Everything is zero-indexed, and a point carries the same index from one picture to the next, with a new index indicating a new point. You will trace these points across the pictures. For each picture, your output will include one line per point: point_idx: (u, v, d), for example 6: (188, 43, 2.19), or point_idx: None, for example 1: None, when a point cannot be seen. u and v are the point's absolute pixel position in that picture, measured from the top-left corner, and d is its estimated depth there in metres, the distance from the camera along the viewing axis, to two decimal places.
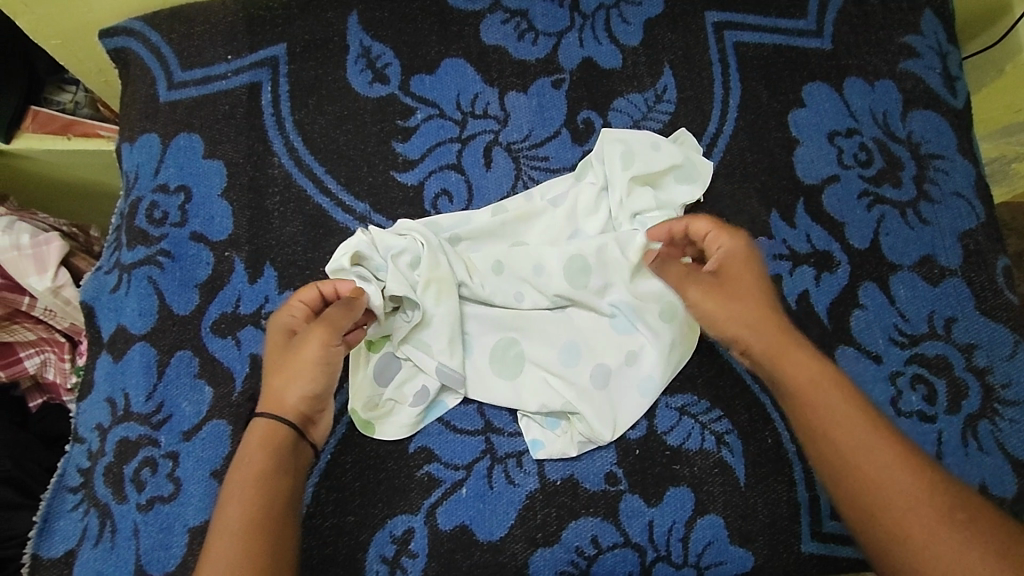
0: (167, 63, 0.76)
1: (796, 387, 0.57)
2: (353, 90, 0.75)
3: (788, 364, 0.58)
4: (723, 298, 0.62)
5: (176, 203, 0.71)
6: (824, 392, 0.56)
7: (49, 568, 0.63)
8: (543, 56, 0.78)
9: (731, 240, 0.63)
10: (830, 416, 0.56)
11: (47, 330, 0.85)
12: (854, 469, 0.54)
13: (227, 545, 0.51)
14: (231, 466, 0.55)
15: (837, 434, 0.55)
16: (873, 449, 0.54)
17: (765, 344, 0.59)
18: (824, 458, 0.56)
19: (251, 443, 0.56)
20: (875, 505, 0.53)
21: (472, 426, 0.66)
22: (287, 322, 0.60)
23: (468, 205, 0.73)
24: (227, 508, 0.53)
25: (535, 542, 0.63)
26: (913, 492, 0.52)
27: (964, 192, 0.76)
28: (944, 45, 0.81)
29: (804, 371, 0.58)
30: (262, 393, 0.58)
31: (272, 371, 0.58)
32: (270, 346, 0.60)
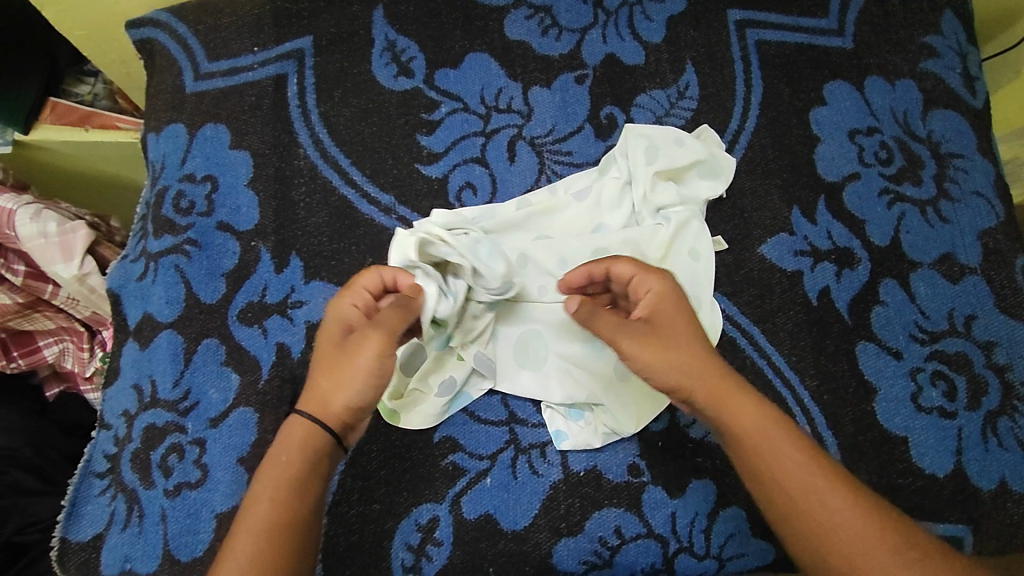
0: (194, 54, 0.76)
1: (739, 433, 0.54)
2: (378, 83, 0.76)
3: (731, 409, 0.55)
4: (659, 346, 0.57)
5: (203, 192, 0.72)
6: (769, 435, 0.53)
7: (77, 551, 0.64)
8: (566, 52, 0.78)
9: (659, 281, 0.59)
10: (777, 460, 0.53)
11: (67, 319, 0.85)
12: (804, 515, 0.51)
13: (250, 543, 0.49)
14: (264, 460, 0.53)
15: (785, 478, 0.52)
16: (820, 491, 0.51)
17: (706, 390, 0.55)
18: (773, 505, 0.52)
19: (287, 440, 0.53)
20: (827, 553, 0.50)
21: (497, 417, 0.67)
22: (343, 318, 0.57)
23: (492, 198, 0.73)
24: (254, 505, 0.51)
25: (559, 532, 0.64)
26: (866, 535, 0.50)
27: (984, 191, 0.77)
28: (964, 45, 0.82)
29: (745, 415, 0.54)
30: (309, 388, 0.55)
31: (323, 370, 0.55)
32: (324, 340, 0.57)
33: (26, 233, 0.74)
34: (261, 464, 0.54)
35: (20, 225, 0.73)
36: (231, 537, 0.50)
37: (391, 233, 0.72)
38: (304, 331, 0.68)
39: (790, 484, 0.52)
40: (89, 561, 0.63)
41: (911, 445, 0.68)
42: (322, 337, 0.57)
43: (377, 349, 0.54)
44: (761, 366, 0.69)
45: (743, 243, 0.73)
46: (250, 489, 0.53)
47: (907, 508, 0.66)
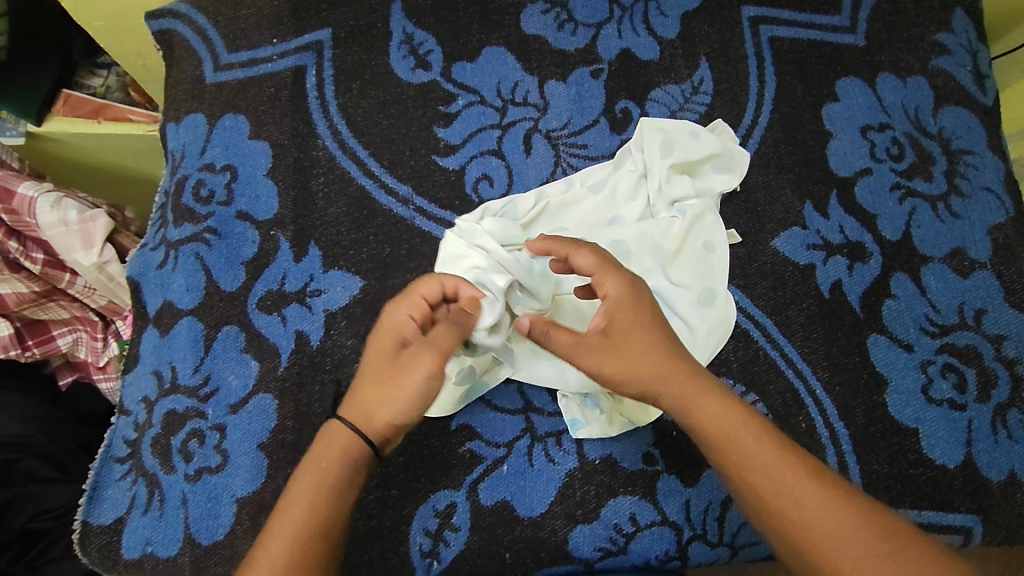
0: (213, 45, 0.77)
1: (709, 436, 0.55)
2: (396, 75, 0.77)
3: (699, 412, 0.55)
4: (619, 359, 0.56)
5: (222, 182, 0.73)
6: (740, 434, 0.54)
7: (99, 534, 0.64)
8: (582, 46, 0.79)
9: (616, 284, 0.58)
10: (751, 459, 0.54)
11: (81, 309, 0.86)
12: (778, 510, 0.52)
13: (281, 547, 0.50)
14: (304, 462, 0.54)
15: (756, 476, 0.53)
16: (793, 486, 0.52)
17: (671, 394, 0.56)
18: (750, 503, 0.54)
19: (327, 446, 0.54)
20: (803, 545, 0.51)
21: (513, 405, 0.67)
22: (399, 328, 0.56)
23: (508, 190, 0.74)
24: (290, 509, 0.52)
25: (574, 519, 0.65)
26: (841, 526, 0.51)
27: (994, 187, 0.78)
28: (975, 44, 0.83)
29: (714, 419, 0.55)
30: (353, 395, 0.55)
31: (370, 380, 0.54)
32: (377, 349, 0.56)
33: (46, 220, 0.75)
34: (300, 465, 0.54)
35: (41, 213, 0.75)
36: (263, 538, 0.52)
37: (407, 223, 0.72)
38: (322, 319, 0.69)
39: (763, 481, 0.53)
40: (110, 544, 0.64)
41: (923, 436, 0.69)
42: (374, 344, 0.56)
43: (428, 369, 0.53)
44: (774, 358, 0.70)
45: (756, 237, 0.74)
46: (286, 490, 0.54)
47: (917, 498, 0.67)
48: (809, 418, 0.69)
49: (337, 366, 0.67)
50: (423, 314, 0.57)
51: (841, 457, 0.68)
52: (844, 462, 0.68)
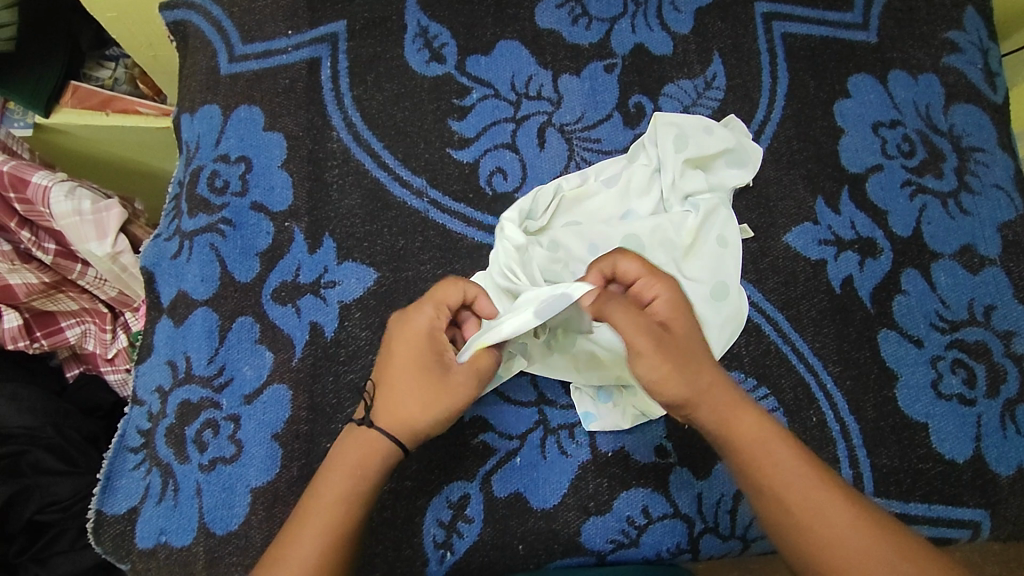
0: (228, 36, 0.77)
1: (740, 449, 0.54)
2: (410, 68, 0.77)
3: (733, 425, 0.54)
4: (669, 358, 0.53)
5: (237, 172, 0.73)
6: (770, 448, 0.54)
7: (113, 524, 0.65)
8: (596, 41, 0.79)
9: (665, 287, 0.57)
10: (777, 476, 0.53)
11: (90, 301, 0.85)
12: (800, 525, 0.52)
13: (303, 557, 0.50)
14: (336, 461, 0.54)
15: (782, 493, 0.53)
16: (817, 504, 0.52)
17: (708, 405, 0.54)
18: (771, 513, 0.53)
19: (353, 449, 0.54)
20: (818, 559, 0.51)
21: (526, 398, 0.68)
22: (432, 339, 0.56)
23: (522, 183, 0.74)
24: (324, 509, 0.52)
25: (587, 510, 0.65)
26: (861, 545, 0.51)
27: (1004, 185, 0.78)
28: (985, 42, 0.84)
29: (748, 430, 0.54)
30: (387, 402, 0.55)
31: (409, 391, 0.54)
32: (416, 360, 0.55)
33: (61, 211, 0.75)
34: (327, 465, 0.54)
35: (55, 203, 0.74)
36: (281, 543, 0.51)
37: (421, 215, 0.73)
38: (337, 311, 0.69)
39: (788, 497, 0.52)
40: (124, 533, 0.64)
41: (932, 431, 0.69)
42: (405, 354, 0.55)
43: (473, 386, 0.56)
44: (786, 353, 0.70)
45: (767, 232, 0.74)
46: (316, 491, 0.53)
47: (927, 492, 0.68)
48: (820, 413, 0.69)
49: (352, 358, 0.68)
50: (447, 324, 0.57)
51: (852, 451, 0.68)
52: (854, 456, 0.68)
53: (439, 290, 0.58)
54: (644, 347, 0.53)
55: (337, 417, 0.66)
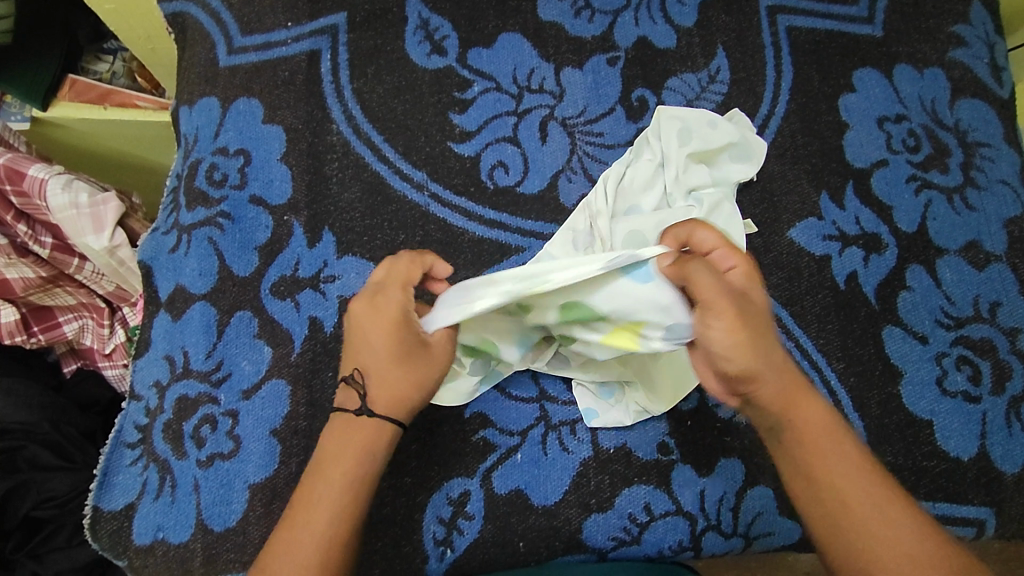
0: (227, 28, 0.76)
1: (801, 439, 0.51)
2: (412, 60, 0.76)
3: (798, 413, 0.51)
4: (743, 324, 0.49)
5: (235, 165, 0.72)
6: (830, 442, 0.51)
7: (109, 520, 0.64)
8: (599, 33, 0.78)
9: (743, 262, 0.54)
10: (838, 475, 0.50)
11: (88, 295, 0.84)
12: (858, 529, 0.48)
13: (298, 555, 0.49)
14: (331, 458, 0.52)
15: (841, 492, 0.49)
16: (878, 512, 0.48)
17: (774, 386, 0.50)
18: (824, 512, 0.49)
19: (351, 447, 0.52)
20: (869, 566, 0.47)
21: (527, 393, 0.67)
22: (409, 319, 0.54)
23: (524, 176, 0.74)
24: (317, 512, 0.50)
25: (588, 508, 0.64)
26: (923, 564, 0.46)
27: (1009, 180, 0.78)
28: (992, 36, 0.83)
29: (812, 418, 0.51)
30: (379, 387, 0.53)
31: (401, 373, 0.54)
32: (393, 340, 0.53)
33: (57, 203, 0.74)
34: (319, 462, 0.52)
35: (52, 196, 0.74)
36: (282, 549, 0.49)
37: (422, 209, 0.72)
38: (336, 305, 0.68)
39: (846, 498, 0.49)
40: (121, 530, 0.63)
41: (936, 428, 0.69)
42: (385, 339, 0.54)
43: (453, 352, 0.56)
44: (789, 349, 0.70)
45: (771, 227, 0.73)
46: (313, 487, 0.51)
47: (931, 490, 0.67)
48: None
49: None
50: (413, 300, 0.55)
51: None
52: None
53: (401, 270, 0.56)
54: (720, 307, 0.48)
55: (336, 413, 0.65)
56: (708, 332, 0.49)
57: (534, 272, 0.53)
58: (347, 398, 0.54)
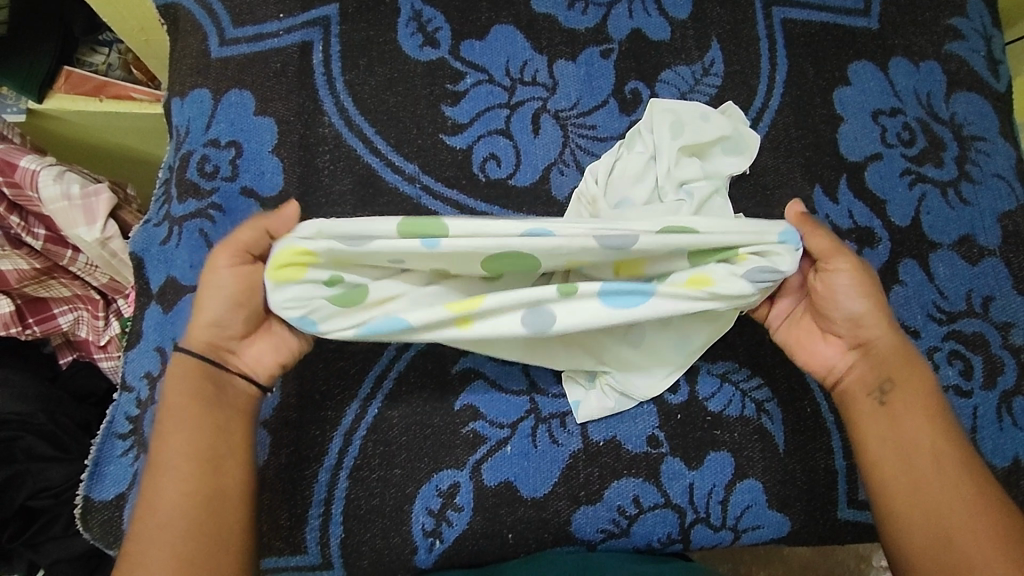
0: (219, 19, 0.76)
1: (903, 402, 0.58)
2: (403, 53, 0.76)
3: (896, 376, 0.59)
4: (864, 283, 0.59)
5: (226, 157, 0.72)
6: (912, 409, 0.58)
7: (100, 510, 0.64)
8: (592, 25, 0.78)
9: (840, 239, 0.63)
10: (924, 446, 0.57)
11: (83, 288, 0.84)
12: (925, 506, 0.55)
13: (164, 513, 0.52)
14: (164, 417, 0.56)
15: (917, 457, 0.56)
16: (949, 484, 0.55)
17: (886, 346, 0.59)
18: (902, 479, 0.56)
19: (176, 396, 0.56)
20: (926, 515, 0.55)
21: (517, 385, 0.67)
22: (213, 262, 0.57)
23: (516, 169, 0.73)
24: (168, 468, 0.54)
25: (578, 500, 0.64)
26: (980, 531, 0.53)
27: (1005, 174, 0.77)
28: (989, 29, 0.83)
29: (909, 384, 0.59)
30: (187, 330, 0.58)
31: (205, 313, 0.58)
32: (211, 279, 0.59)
33: (49, 195, 0.75)
34: (161, 426, 0.56)
35: (43, 187, 0.74)
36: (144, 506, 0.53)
37: (413, 201, 0.72)
38: None
39: (918, 468, 0.56)
40: (112, 519, 0.64)
41: None
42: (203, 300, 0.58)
43: (244, 275, 0.56)
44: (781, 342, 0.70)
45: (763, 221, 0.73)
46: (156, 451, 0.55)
47: None
48: (815, 403, 0.69)
49: (341, 346, 0.67)
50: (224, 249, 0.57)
51: (846, 441, 0.69)
52: (848, 446, 0.68)
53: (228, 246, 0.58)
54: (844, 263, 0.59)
55: (326, 404, 0.65)
56: (836, 280, 0.59)
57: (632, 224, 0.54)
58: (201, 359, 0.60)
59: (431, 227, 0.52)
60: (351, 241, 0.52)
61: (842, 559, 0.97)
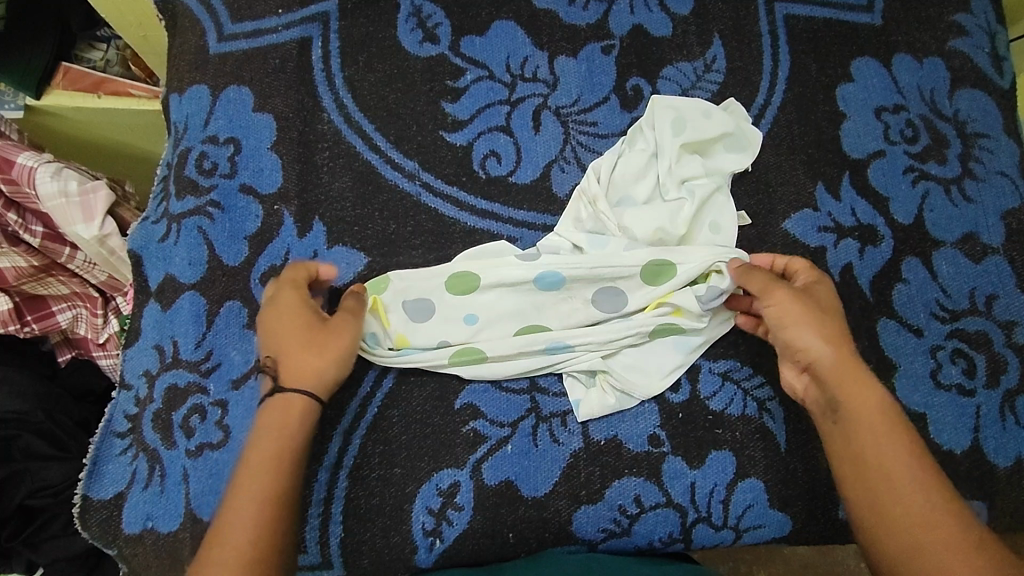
0: (217, 15, 0.75)
1: (859, 417, 0.57)
2: (403, 48, 0.75)
3: (850, 393, 0.58)
4: (801, 306, 0.60)
5: (225, 154, 0.71)
6: (872, 423, 0.57)
7: (99, 509, 0.64)
8: (594, 21, 0.78)
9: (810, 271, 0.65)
10: (886, 457, 0.56)
11: (81, 285, 0.84)
12: (893, 519, 0.54)
13: (247, 533, 0.51)
14: (259, 443, 0.55)
15: (881, 470, 0.55)
16: (916, 494, 0.54)
17: (831, 363, 0.59)
18: (869, 492, 0.55)
19: (280, 425, 0.56)
20: (896, 527, 0.53)
21: (517, 385, 0.66)
22: (290, 290, 0.61)
23: (516, 167, 0.73)
24: (263, 489, 0.52)
25: (578, 499, 0.64)
26: (945, 539, 0.52)
27: (1008, 171, 0.77)
28: (993, 25, 0.83)
29: (866, 400, 0.58)
30: (288, 364, 0.57)
31: (281, 329, 0.59)
32: (294, 316, 0.59)
33: (46, 192, 0.74)
34: (251, 452, 0.54)
35: (42, 184, 0.74)
36: (225, 527, 0.51)
37: (413, 198, 0.71)
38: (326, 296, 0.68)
39: (884, 481, 0.55)
40: (110, 519, 0.63)
41: (930, 422, 0.68)
42: (287, 320, 0.59)
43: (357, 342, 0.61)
44: None
45: (766, 219, 0.72)
46: (241, 475, 0.53)
47: None
48: None
49: None
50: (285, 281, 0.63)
51: None
52: None
53: (287, 273, 0.63)
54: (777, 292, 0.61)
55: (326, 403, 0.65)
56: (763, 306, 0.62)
57: (625, 267, 0.66)
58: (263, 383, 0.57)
59: (468, 283, 0.66)
60: (413, 282, 0.66)
61: (842, 558, 0.97)
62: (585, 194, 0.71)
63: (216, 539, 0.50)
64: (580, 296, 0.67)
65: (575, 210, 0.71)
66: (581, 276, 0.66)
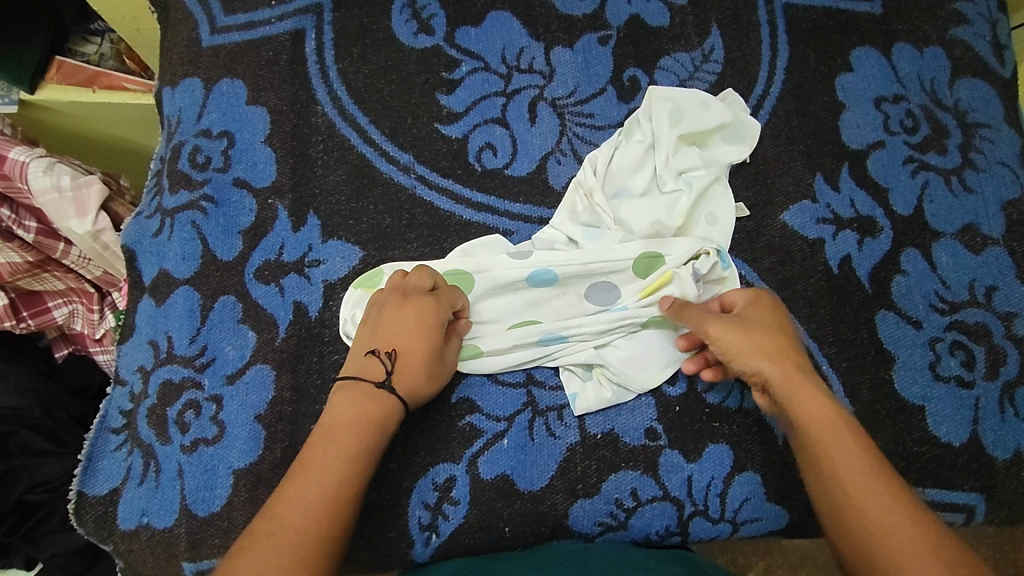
0: (210, 7, 0.75)
1: (810, 423, 0.56)
2: (398, 40, 0.74)
3: (798, 403, 0.57)
4: (739, 339, 0.59)
5: (219, 148, 0.71)
6: (828, 428, 0.55)
7: (94, 505, 0.64)
8: (590, 12, 0.77)
9: (751, 293, 0.62)
10: (841, 459, 0.54)
11: (77, 281, 0.83)
12: (856, 519, 0.51)
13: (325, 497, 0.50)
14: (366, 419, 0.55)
15: (839, 472, 0.53)
16: (878, 493, 0.51)
17: (780, 380, 0.57)
18: (827, 499, 0.54)
19: (381, 415, 0.56)
20: (865, 529, 0.50)
21: (514, 379, 0.66)
22: (440, 305, 0.61)
23: (513, 159, 0.72)
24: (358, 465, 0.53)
25: (574, 493, 0.64)
26: (911, 536, 0.49)
27: (1009, 161, 0.76)
28: (994, 13, 0.81)
29: (817, 409, 0.56)
30: (408, 379, 0.58)
31: (411, 333, 0.59)
32: (428, 340, 0.59)
33: (40, 186, 0.73)
34: (346, 427, 0.54)
35: (32, 179, 0.73)
36: (307, 490, 0.50)
37: (409, 191, 0.71)
38: (320, 291, 0.67)
39: (847, 482, 0.53)
40: (106, 514, 0.64)
41: (929, 414, 0.68)
42: (416, 330, 0.59)
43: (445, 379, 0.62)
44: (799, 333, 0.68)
45: (764, 210, 0.72)
46: (332, 445, 0.53)
47: (922, 476, 0.66)
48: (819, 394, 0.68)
49: (336, 338, 0.66)
50: (438, 292, 0.62)
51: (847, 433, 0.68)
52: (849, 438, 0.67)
53: (447, 291, 0.63)
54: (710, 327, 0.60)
55: (321, 398, 0.64)
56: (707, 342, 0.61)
57: (617, 261, 0.66)
58: (372, 368, 0.58)
59: (462, 282, 0.66)
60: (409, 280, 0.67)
61: None
62: (581, 187, 0.70)
63: (300, 497, 0.50)
64: (575, 291, 0.67)
65: (571, 204, 0.70)
66: (576, 272, 0.66)
